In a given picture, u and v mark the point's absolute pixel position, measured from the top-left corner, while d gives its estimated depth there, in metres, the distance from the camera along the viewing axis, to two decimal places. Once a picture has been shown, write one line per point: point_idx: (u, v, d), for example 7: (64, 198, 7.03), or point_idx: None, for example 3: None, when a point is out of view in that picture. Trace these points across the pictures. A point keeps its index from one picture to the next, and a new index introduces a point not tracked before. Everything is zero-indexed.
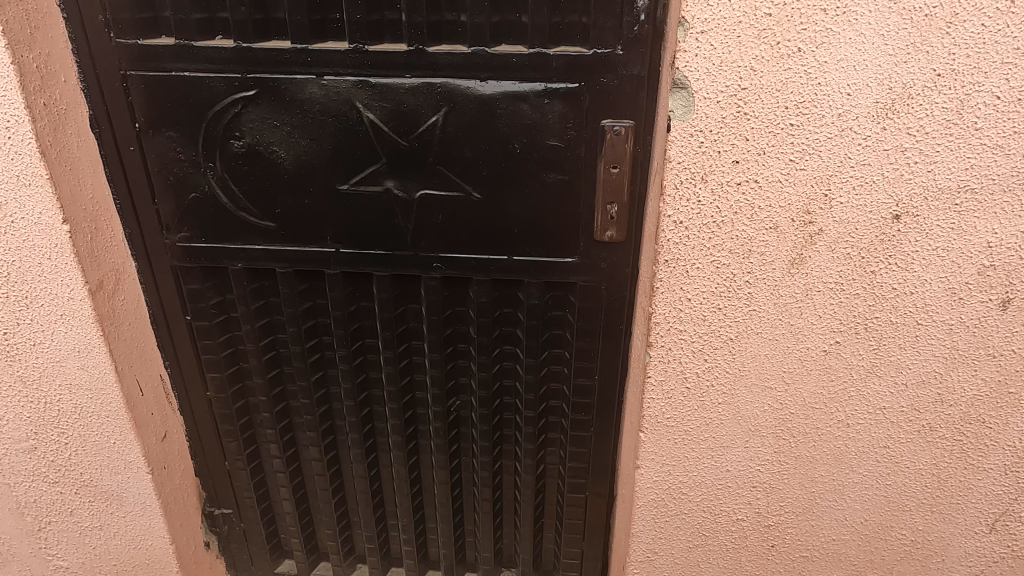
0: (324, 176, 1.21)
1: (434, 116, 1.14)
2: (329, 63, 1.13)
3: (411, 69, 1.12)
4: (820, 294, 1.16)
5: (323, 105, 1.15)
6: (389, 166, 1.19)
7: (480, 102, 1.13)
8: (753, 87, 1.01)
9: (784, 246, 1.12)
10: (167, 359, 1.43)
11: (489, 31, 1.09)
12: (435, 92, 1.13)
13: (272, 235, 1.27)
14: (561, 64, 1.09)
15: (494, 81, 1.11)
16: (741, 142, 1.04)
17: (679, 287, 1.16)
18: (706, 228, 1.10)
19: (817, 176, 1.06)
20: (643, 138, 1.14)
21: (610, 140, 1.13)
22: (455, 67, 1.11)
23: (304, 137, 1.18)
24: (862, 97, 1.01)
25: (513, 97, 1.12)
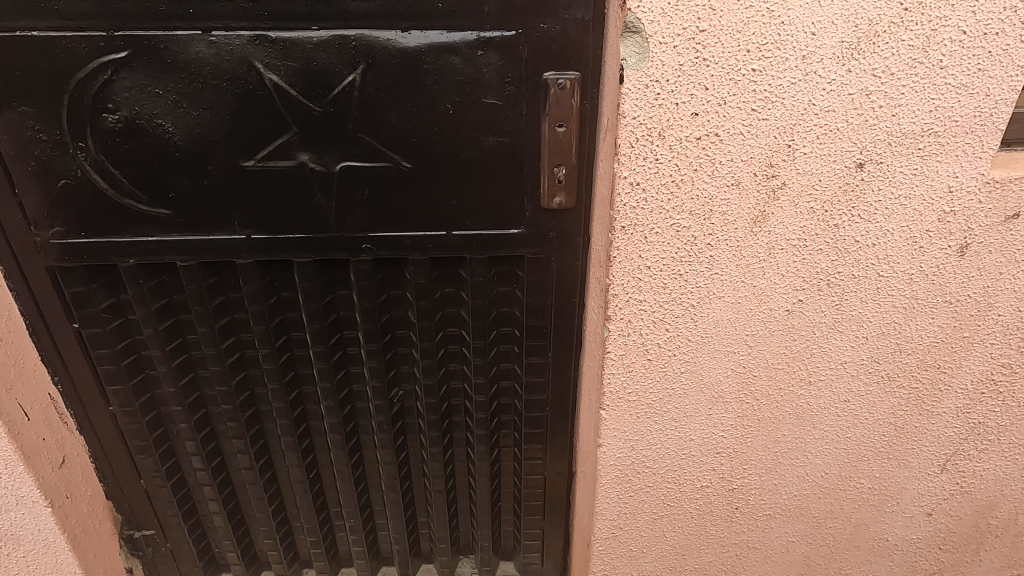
0: (224, 153, 1.02)
1: (351, 74, 0.98)
2: (216, 15, 0.93)
3: (317, 20, 0.94)
4: (782, 252, 1.09)
5: (214, 67, 0.96)
6: (301, 137, 1.02)
7: (403, 57, 0.97)
8: (712, 30, 0.89)
9: (746, 204, 1.03)
10: (56, 374, 1.23)
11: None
12: (349, 46, 0.96)
13: (168, 224, 1.08)
14: (495, 10, 0.95)
15: (418, 31, 0.96)
16: (700, 92, 0.93)
17: (638, 255, 1.06)
18: (664, 188, 1.00)
19: (780, 126, 0.98)
20: (590, 92, 1.02)
21: (554, 95, 1.00)
22: (372, 17, 0.94)
23: (194, 106, 0.99)
24: (828, 36, 0.92)
25: (442, 49, 0.97)
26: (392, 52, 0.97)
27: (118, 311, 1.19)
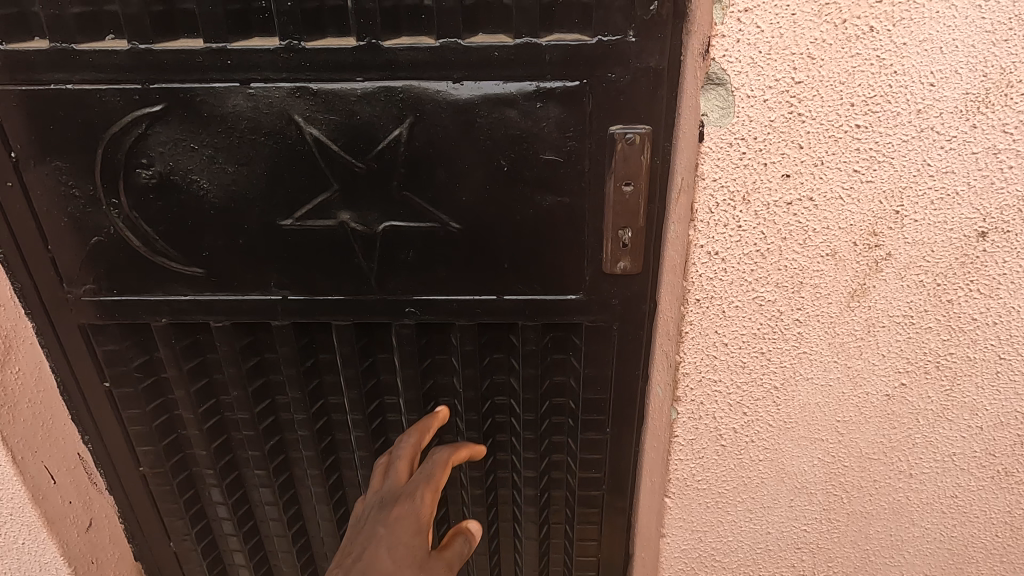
0: (261, 210, 0.95)
1: (397, 129, 0.89)
2: (255, 67, 0.86)
3: (362, 71, 0.86)
4: (884, 330, 0.94)
5: (252, 121, 0.89)
6: (343, 195, 0.94)
7: (454, 110, 0.88)
8: (810, 81, 0.77)
9: (843, 276, 0.90)
10: (86, 433, 1.17)
11: (462, 16, 0.84)
12: (395, 98, 0.87)
13: (202, 283, 1.01)
14: (557, 58, 0.85)
15: (471, 82, 0.86)
16: (793, 151, 0.81)
17: (713, 331, 0.93)
18: (747, 258, 0.87)
19: (887, 189, 0.84)
20: (663, 149, 0.90)
21: (621, 152, 0.89)
22: (422, 67, 0.86)
23: (230, 161, 0.92)
24: (949, 87, 0.78)
25: (497, 101, 0.87)
26: (443, 105, 0.88)
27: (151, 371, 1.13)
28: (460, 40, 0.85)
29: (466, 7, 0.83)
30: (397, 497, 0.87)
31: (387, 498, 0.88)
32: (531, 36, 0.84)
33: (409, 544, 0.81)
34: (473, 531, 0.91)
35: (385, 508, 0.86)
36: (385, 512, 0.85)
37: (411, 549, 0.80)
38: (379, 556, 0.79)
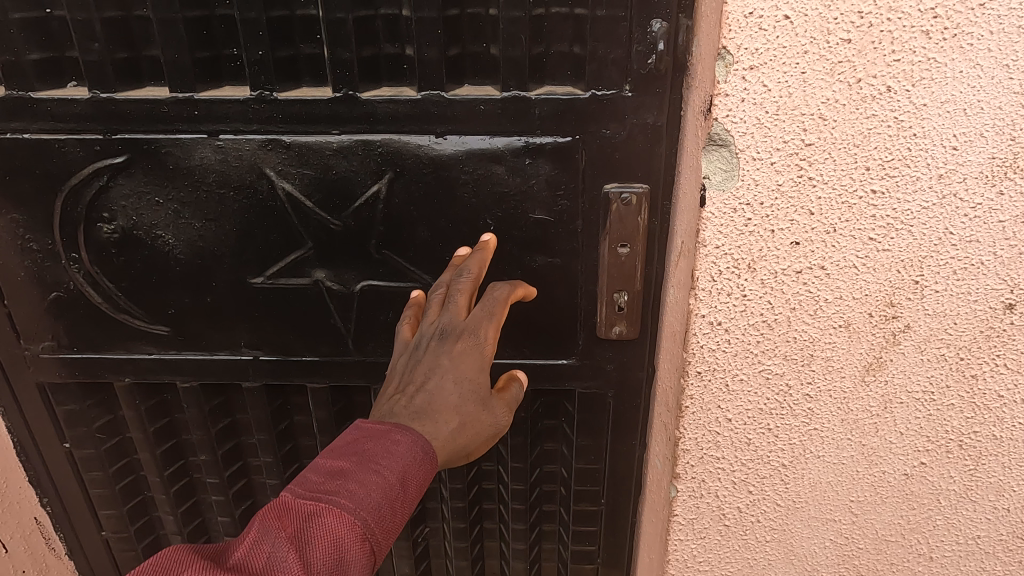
0: (230, 267, 0.89)
1: (375, 185, 0.83)
2: (224, 118, 0.80)
3: (338, 124, 0.80)
4: (902, 406, 0.87)
5: (220, 174, 0.83)
6: (318, 253, 0.87)
7: (437, 166, 0.82)
8: (821, 143, 0.70)
9: (857, 349, 0.82)
10: (45, 495, 1.10)
11: (446, 68, 0.78)
12: (374, 153, 0.81)
13: (168, 342, 0.95)
14: (548, 113, 0.79)
15: (455, 136, 0.81)
16: (803, 217, 0.74)
17: (716, 406, 0.86)
18: (752, 329, 0.80)
19: (905, 258, 0.77)
20: (662, 209, 0.84)
21: (616, 212, 0.83)
22: (402, 120, 0.80)
23: (197, 217, 0.86)
24: (973, 151, 0.71)
25: (483, 157, 0.81)
26: (424, 160, 0.82)
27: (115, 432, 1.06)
28: (443, 93, 0.79)
29: (450, 58, 0.78)
30: (460, 330, 0.76)
31: (449, 330, 0.77)
32: (520, 89, 0.78)
33: (472, 382, 0.76)
34: (521, 377, 0.89)
35: (450, 339, 0.76)
36: (449, 342, 0.76)
37: (478, 380, 0.76)
38: (445, 383, 0.74)
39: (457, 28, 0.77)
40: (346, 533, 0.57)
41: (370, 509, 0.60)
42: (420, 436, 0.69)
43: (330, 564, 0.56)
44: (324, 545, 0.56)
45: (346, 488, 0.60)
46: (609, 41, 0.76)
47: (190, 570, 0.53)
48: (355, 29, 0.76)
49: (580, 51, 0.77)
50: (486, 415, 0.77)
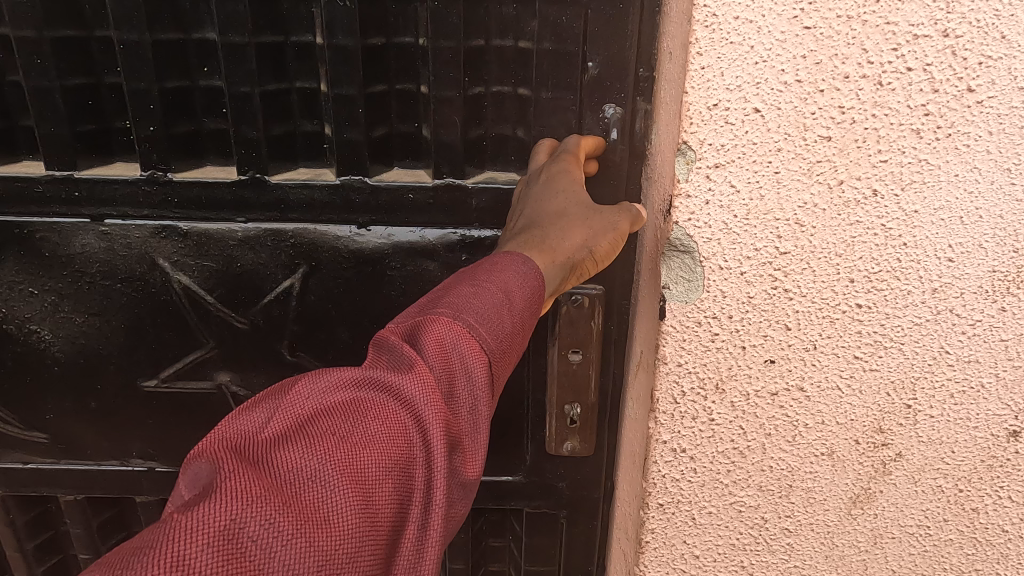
0: (117, 369, 0.76)
1: (287, 280, 0.73)
2: (110, 200, 0.69)
3: (244, 210, 0.70)
4: (894, 542, 0.75)
5: (105, 264, 0.72)
6: (222, 354, 0.75)
7: (360, 260, 0.72)
8: (798, 252, 0.61)
9: (842, 480, 0.71)
10: None
11: (369, 150, 0.68)
12: (286, 244, 0.71)
13: (46, 451, 0.81)
14: (486, 203, 0.69)
15: (380, 227, 0.71)
16: (778, 333, 0.64)
17: (681, 540, 0.74)
18: (722, 456, 0.69)
19: (895, 380, 0.66)
20: (616, 311, 0.74)
21: (565, 315, 0.72)
22: (318, 208, 0.70)
23: (78, 311, 0.74)
24: (972, 264, 0.61)
25: (412, 251, 0.71)
26: (344, 253, 0.71)
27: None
28: (366, 178, 0.69)
29: (375, 140, 0.68)
30: (543, 166, 0.64)
31: (533, 175, 0.64)
32: (454, 177, 0.68)
33: (569, 190, 0.60)
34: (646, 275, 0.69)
35: (535, 180, 0.63)
36: (535, 179, 0.63)
37: (575, 188, 0.60)
38: (541, 203, 0.60)
39: (382, 106, 0.67)
40: (461, 338, 0.49)
41: (482, 315, 0.50)
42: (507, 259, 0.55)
43: (448, 376, 0.48)
44: (442, 338, 0.48)
45: (456, 297, 0.51)
46: (556, 125, 0.66)
47: (306, 377, 0.47)
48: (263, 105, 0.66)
49: (524, 135, 0.68)
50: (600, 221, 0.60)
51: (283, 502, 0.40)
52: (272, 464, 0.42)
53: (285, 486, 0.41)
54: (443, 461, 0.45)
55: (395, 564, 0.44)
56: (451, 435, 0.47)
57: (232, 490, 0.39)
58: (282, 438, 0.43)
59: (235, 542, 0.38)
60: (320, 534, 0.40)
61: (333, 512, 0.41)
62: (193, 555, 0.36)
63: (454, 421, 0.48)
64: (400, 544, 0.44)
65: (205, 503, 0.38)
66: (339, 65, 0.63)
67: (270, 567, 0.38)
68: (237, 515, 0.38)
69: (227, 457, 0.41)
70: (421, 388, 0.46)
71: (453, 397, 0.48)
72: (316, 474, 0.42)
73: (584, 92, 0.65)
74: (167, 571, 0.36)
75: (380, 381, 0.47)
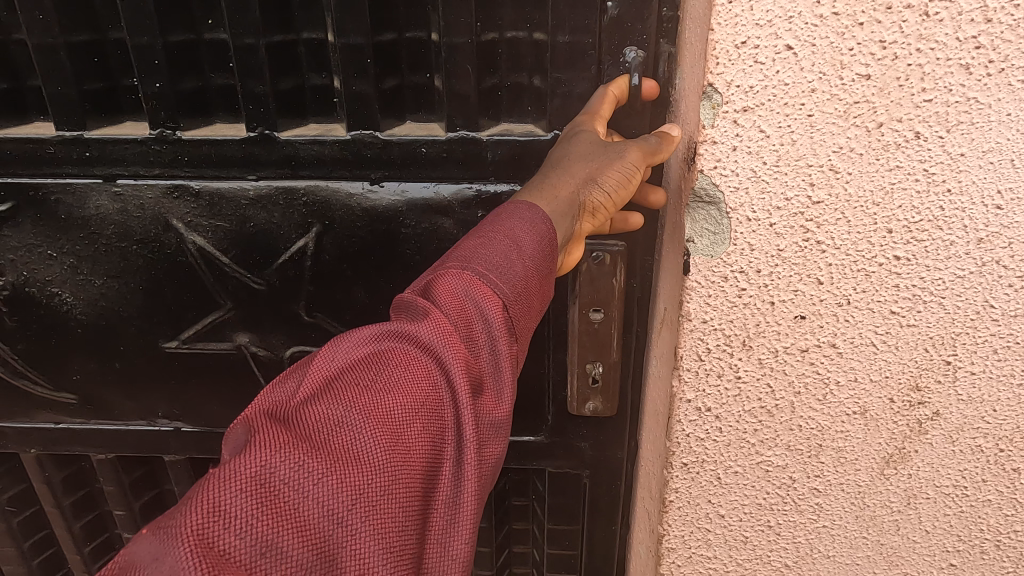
0: (139, 331, 0.76)
1: (301, 239, 0.71)
2: (121, 159, 0.69)
3: (256, 167, 0.69)
4: (928, 503, 0.73)
5: (121, 225, 0.72)
6: (240, 315, 0.75)
7: (373, 217, 0.70)
8: (833, 201, 0.57)
9: (875, 439, 0.69)
10: None
11: (381, 102, 0.66)
12: (298, 202, 0.70)
13: (75, 411, 0.82)
14: (502, 156, 0.67)
15: (393, 183, 0.69)
16: (810, 288, 0.61)
17: (706, 500, 0.72)
18: (749, 415, 0.67)
19: (934, 336, 0.63)
20: (636, 266, 0.71)
21: (587, 273, 0.70)
22: (331, 163, 0.68)
23: (96, 273, 0.74)
24: (1023, 211, 0.57)
25: (426, 208, 0.69)
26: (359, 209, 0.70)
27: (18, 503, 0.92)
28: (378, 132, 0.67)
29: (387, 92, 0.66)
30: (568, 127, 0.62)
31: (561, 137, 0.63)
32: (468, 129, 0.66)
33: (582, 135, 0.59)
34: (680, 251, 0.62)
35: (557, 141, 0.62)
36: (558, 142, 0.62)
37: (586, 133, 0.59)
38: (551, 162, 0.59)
39: (393, 57, 0.65)
40: (475, 285, 0.49)
41: (495, 261, 0.51)
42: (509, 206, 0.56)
43: (464, 321, 0.48)
44: (453, 288, 0.49)
45: (469, 251, 0.52)
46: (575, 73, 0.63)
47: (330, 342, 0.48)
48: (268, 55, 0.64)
49: (540, 83, 0.65)
50: (614, 159, 0.57)
51: (314, 448, 0.41)
52: (303, 417, 0.43)
53: (317, 435, 0.42)
54: (466, 397, 0.46)
55: (435, 505, 0.45)
56: (472, 376, 0.48)
57: (264, 441, 0.40)
58: (313, 392, 0.44)
59: (272, 486, 0.39)
60: (353, 473, 0.41)
61: (364, 452, 0.42)
62: (233, 499, 0.38)
63: (475, 365, 0.49)
64: (437, 488, 0.45)
65: (241, 453, 0.40)
66: (345, 12, 0.60)
67: (308, 506, 0.39)
68: (271, 460, 0.39)
69: (259, 418, 0.42)
70: (437, 332, 0.47)
71: (472, 342, 0.49)
72: (346, 422, 0.43)
73: (603, 34, 0.61)
74: (208, 516, 0.37)
75: (399, 333, 0.48)
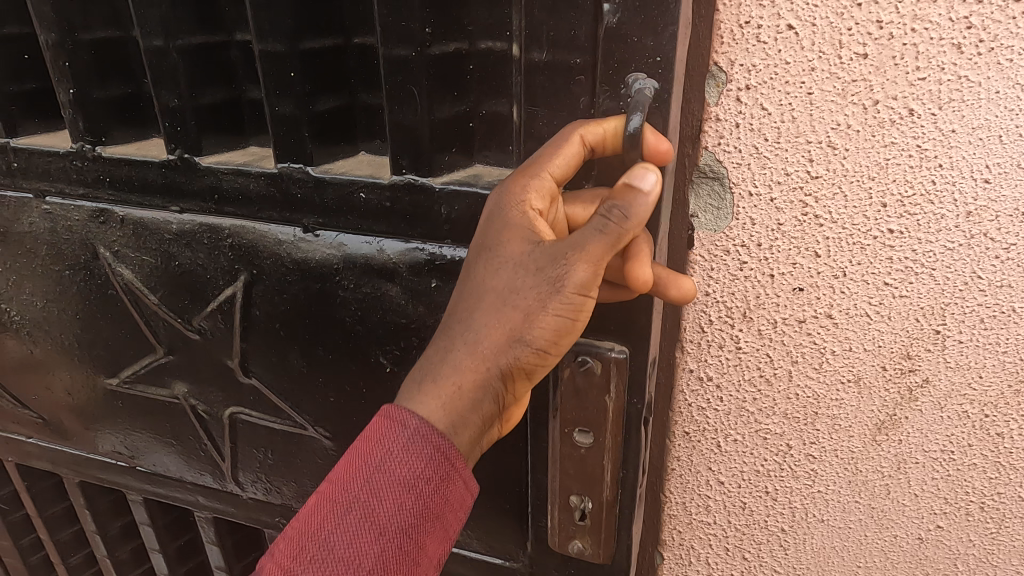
0: (92, 329, 0.96)
1: (231, 282, 0.84)
2: (52, 173, 0.86)
3: (178, 198, 0.81)
4: (917, 467, 0.76)
5: (64, 242, 0.91)
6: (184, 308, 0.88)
7: (301, 268, 0.79)
8: (831, 176, 0.60)
9: (868, 407, 0.72)
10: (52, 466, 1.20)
11: (311, 132, 0.71)
12: (224, 239, 0.82)
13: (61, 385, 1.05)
14: (455, 206, 0.69)
15: (330, 233, 0.76)
16: (807, 260, 0.63)
17: (706, 467, 0.76)
18: (748, 384, 0.70)
19: (925, 306, 0.66)
20: (637, 379, 0.70)
21: (572, 397, 0.71)
22: (252, 205, 0.77)
23: (50, 292, 0.96)
24: (1010, 185, 0.60)
25: (355, 262, 0.77)
26: (280, 255, 0.80)
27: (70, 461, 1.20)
28: (312, 168, 0.73)
29: (317, 115, 0.71)
30: (492, 235, 0.56)
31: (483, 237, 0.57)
32: (417, 174, 0.69)
33: (511, 262, 0.55)
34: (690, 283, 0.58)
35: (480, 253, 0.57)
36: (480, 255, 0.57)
37: (507, 268, 0.55)
38: (464, 313, 0.57)
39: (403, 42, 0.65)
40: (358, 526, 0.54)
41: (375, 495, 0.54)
42: (447, 356, 0.56)
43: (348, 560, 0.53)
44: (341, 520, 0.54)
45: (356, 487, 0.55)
46: (559, 98, 0.61)
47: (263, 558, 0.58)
48: (185, 67, 0.73)
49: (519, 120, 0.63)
50: (552, 296, 0.53)
51: None
52: None
53: None
54: None
55: None
56: None
57: None
58: None
59: None
60: None
61: None
62: None
63: None
64: None
65: None
66: None
67: None
68: None
69: None
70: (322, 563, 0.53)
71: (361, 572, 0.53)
72: None
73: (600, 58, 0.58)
74: None
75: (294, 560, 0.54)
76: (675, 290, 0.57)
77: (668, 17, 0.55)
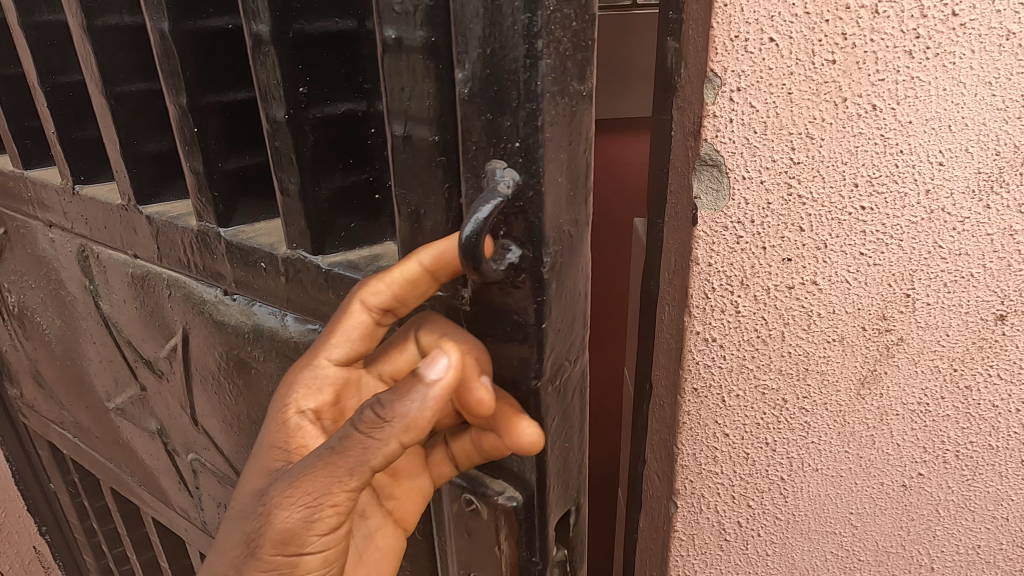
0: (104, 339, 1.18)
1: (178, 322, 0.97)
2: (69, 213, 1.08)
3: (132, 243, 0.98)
4: (898, 419, 0.87)
5: (78, 269, 1.13)
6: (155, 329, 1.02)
7: (223, 326, 0.89)
8: (809, 161, 0.72)
9: (852, 363, 0.83)
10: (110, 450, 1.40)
11: (225, 187, 0.81)
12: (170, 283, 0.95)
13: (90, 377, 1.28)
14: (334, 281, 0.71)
15: (241, 296, 0.85)
16: (794, 234, 0.75)
17: (713, 422, 0.87)
18: (746, 345, 0.81)
19: (896, 272, 0.77)
20: (525, 534, 0.67)
21: (466, 529, 0.72)
22: (183, 259, 0.90)
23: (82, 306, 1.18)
24: (959, 167, 0.72)
25: (263, 325, 0.84)
26: (206, 314, 0.90)
27: (91, 442, 1.44)
28: (225, 228, 0.82)
29: (233, 172, 0.82)
30: (264, 458, 0.67)
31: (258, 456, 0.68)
32: (308, 253, 0.73)
33: (251, 503, 0.67)
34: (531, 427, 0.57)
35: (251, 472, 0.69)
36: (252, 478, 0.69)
37: (253, 508, 0.65)
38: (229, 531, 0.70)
39: None
40: None
41: None
42: None
43: None
44: None
45: None
46: (425, 178, 0.60)
47: None
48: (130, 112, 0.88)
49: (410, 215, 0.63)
50: (260, 552, 0.64)
51: None
52: None
53: None
54: None
55: None
56: None
57: None
58: None
59: None
60: None
61: None
62: None
63: None
64: None
65: None
66: None
67: None
68: None
69: None
70: None
71: None
72: None
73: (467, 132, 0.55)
74: None
75: None
76: (509, 439, 0.57)
77: (521, 95, 0.52)
